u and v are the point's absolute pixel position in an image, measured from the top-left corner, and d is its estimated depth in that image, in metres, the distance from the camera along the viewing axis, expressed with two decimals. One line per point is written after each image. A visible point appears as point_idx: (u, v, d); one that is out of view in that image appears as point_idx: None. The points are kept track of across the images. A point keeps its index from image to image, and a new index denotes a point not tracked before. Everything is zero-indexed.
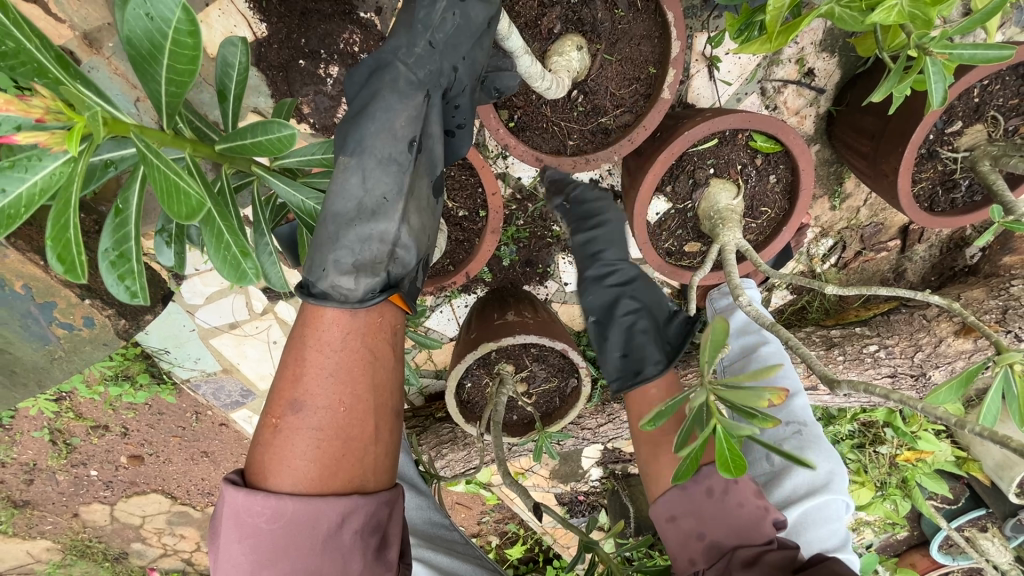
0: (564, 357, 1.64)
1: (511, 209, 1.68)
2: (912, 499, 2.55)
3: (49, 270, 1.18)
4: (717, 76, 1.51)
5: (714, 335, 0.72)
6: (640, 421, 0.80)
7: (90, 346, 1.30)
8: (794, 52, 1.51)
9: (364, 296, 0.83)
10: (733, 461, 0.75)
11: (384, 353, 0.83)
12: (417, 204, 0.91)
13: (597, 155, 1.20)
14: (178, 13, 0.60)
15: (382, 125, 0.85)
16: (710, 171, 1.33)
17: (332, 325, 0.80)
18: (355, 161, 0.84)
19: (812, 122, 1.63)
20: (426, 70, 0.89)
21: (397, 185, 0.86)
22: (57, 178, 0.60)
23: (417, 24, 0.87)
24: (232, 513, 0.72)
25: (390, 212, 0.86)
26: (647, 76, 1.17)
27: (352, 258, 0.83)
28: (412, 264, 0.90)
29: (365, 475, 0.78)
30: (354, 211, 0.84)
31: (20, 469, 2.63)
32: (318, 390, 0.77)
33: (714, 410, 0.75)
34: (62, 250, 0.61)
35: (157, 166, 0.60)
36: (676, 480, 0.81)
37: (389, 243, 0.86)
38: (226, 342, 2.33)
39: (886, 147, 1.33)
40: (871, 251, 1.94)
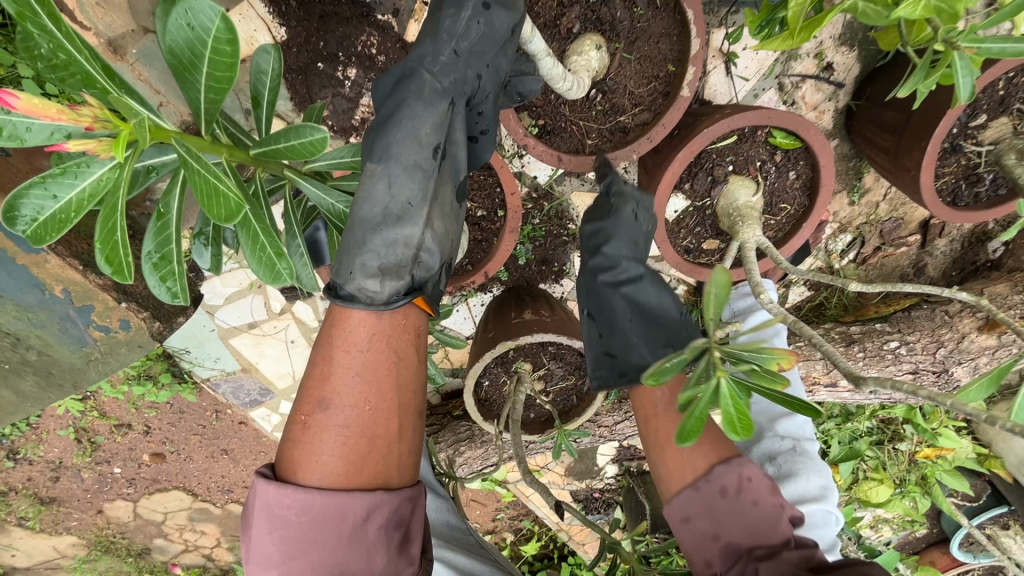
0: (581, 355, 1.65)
1: (527, 208, 1.69)
2: (932, 496, 2.52)
3: (88, 275, 1.21)
4: (734, 72, 1.51)
5: (717, 290, 0.73)
6: (645, 374, 0.72)
7: (126, 348, 1.34)
8: (813, 46, 1.50)
9: (389, 299, 0.83)
10: (741, 422, 0.75)
11: (408, 353, 0.84)
12: (440, 209, 0.91)
13: (615, 154, 1.20)
14: (217, 22, 0.61)
15: (407, 132, 0.86)
16: (729, 167, 1.32)
17: (359, 327, 0.81)
18: (381, 167, 0.84)
19: (830, 117, 1.61)
20: (450, 78, 0.89)
21: (422, 191, 0.86)
22: (104, 184, 0.62)
23: (442, 33, 0.88)
24: (262, 506, 0.74)
25: (414, 217, 0.86)
26: (665, 74, 1.17)
27: (378, 262, 0.84)
28: (434, 267, 0.91)
29: (391, 470, 0.79)
30: (380, 216, 0.84)
31: (46, 467, 2.69)
32: (345, 388, 0.78)
33: (720, 365, 0.74)
34: (110, 253, 0.63)
35: (198, 171, 0.62)
36: (679, 441, 0.78)
37: (413, 248, 0.86)
38: (245, 341, 2.36)
39: (909, 142, 1.31)
40: (890, 246, 1.92)
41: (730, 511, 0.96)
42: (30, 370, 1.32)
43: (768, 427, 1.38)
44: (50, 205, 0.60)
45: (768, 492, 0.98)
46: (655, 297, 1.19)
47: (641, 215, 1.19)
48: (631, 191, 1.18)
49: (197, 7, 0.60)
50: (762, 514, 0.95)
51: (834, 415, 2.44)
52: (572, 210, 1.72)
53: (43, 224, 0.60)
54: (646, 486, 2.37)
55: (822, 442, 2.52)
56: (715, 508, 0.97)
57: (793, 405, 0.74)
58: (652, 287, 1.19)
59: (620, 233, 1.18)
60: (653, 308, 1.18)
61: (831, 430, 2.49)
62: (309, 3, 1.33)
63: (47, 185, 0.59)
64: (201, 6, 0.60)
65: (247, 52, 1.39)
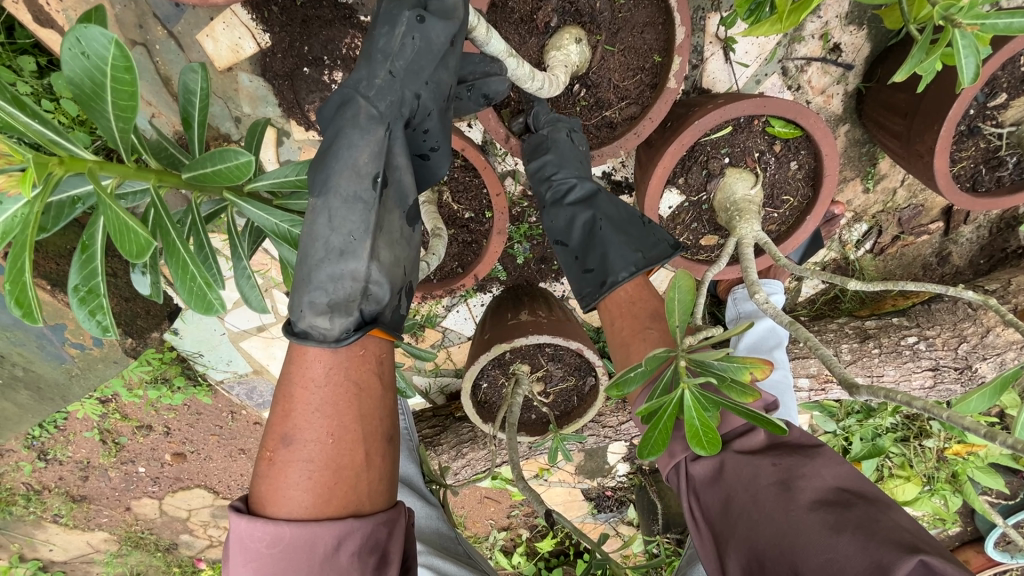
0: (580, 356, 1.62)
1: (522, 207, 1.66)
2: (963, 494, 2.41)
3: (56, 294, 1.22)
4: (733, 58, 1.43)
5: (681, 295, 0.74)
6: (606, 385, 0.75)
7: (103, 364, 1.38)
8: (818, 27, 1.42)
9: (341, 336, 0.81)
10: (707, 435, 0.73)
11: (370, 384, 0.84)
12: (388, 237, 0.87)
13: (603, 150, 1.18)
14: (112, 50, 0.61)
15: (344, 162, 0.82)
16: (725, 160, 1.26)
17: (316, 362, 0.81)
18: (321, 202, 0.81)
19: (840, 101, 1.52)
20: (387, 101, 0.85)
21: (364, 222, 0.82)
22: (16, 220, 0.61)
23: (376, 54, 0.85)
24: (236, 540, 0.75)
25: (358, 250, 0.82)
26: (652, 65, 1.11)
27: (326, 298, 0.81)
28: (387, 298, 0.87)
29: (361, 497, 0.80)
30: (323, 252, 0.82)
31: (75, 466, 2.81)
32: (306, 423, 0.78)
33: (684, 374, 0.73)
34: (20, 294, 0.61)
35: (107, 204, 0.61)
36: (644, 453, 0.77)
37: (361, 281, 0.83)
38: (255, 344, 2.40)
39: (920, 126, 1.23)
40: (910, 234, 1.82)
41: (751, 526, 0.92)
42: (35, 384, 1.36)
43: None
44: None
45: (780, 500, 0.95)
46: (617, 205, 1.18)
47: (579, 137, 1.15)
48: (562, 118, 1.16)
49: (88, 35, 0.60)
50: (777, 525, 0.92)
51: (855, 411, 2.35)
52: None
53: None
54: (657, 485, 2.32)
55: (844, 438, 2.43)
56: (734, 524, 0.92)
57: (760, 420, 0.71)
58: (611, 199, 1.19)
59: (568, 159, 1.14)
60: (616, 216, 1.17)
61: (852, 426, 2.40)
62: (290, 8, 1.32)
63: None
64: (92, 33, 0.60)
65: (233, 60, 1.39)
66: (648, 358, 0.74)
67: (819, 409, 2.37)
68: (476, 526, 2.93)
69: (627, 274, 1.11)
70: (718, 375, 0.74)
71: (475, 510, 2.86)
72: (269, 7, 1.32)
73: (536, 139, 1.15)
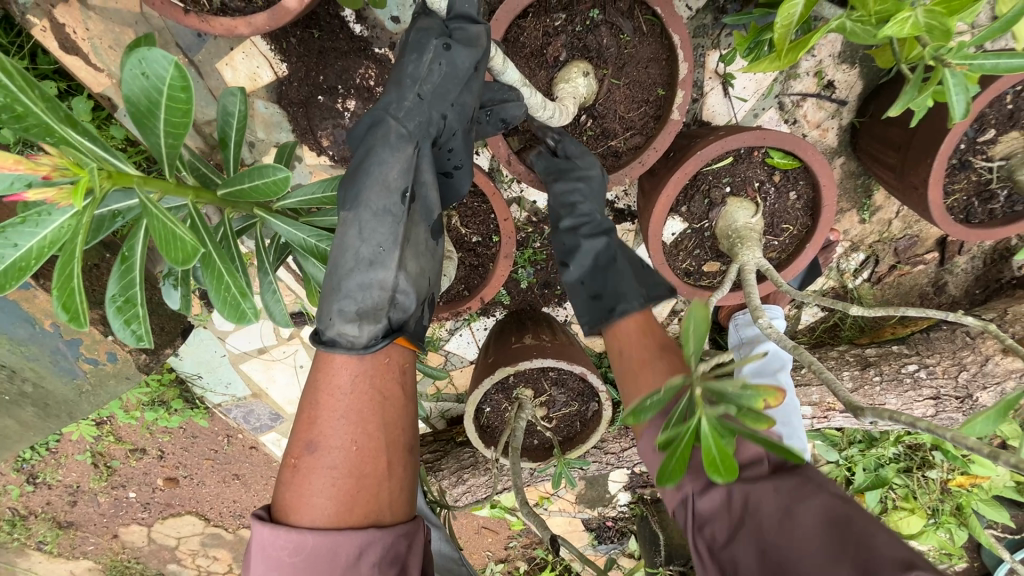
0: (584, 381, 1.62)
1: (527, 232, 1.69)
2: (969, 528, 2.39)
3: (83, 309, 1.23)
4: (732, 93, 1.49)
5: (695, 322, 0.72)
6: (622, 411, 0.75)
7: (114, 380, 1.36)
8: (812, 65, 1.48)
9: (369, 342, 0.85)
10: (723, 463, 0.70)
11: (393, 392, 0.86)
12: (414, 250, 0.92)
13: (608, 177, 1.20)
14: (171, 72, 0.64)
15: (376, 178, 0.86)
16: (726, 189, 1.30)
17: (343, 370, 0.83)
18: (352, 214, 0.85)
19: (835, 135, 1.58)
20: (415, 121, 0.91)
21: (392, 235, 0.87)
22: (65, 230, 0.63)
23: (406, 78, 0.91)
24: (257, 551, 0.74)
25: (386, 260, 0.86)
26: (656, 98, 1.16)
27: (355, 306, 0.85)
28: (412, 307, 0.91)
29: (382, 507, 0.79)
30: (352, 263, 0.85)
31: (64, 491, 2.76)
32: (331, 431, 0.80)
33: (698, 401, 0.72)
34: (67, 300, 0.63)
35: (155, 215, 0.63)
36: (660, 483, 0.74)
37: (389, 290, 0.87)
38: (256, 366, 2.40)
39: (914, 159, 1.28)
40: (906, 264, 1.85)
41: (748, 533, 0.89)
42: (45, 396, 1.35)
43: None
44: (10, 253, 0.62)
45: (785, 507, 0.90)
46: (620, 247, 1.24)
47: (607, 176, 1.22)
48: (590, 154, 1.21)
49: (150, 58, 0.63)
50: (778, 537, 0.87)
51: (857, 440, 2.34)
52: None
53: (2, 274, 0.61)
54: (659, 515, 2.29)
55: (847, 469, 2.41)
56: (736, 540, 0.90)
57: (779, 450, 0.66)
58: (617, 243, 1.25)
59: (593, 192, 1.19)
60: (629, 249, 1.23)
61: (855, 456, 2.38)
62: (308, 39, 1.37)
63: (8, 234, 0.61)
64: (155, 56, 0.63)
65: (250, 88, 1.44)
66: (666, 387, 0.72)
67: (821, 438, 2.35)
68: (474, 558, 2.87)
69: (637, 303, 1.15)
70: (734, 403, 0.71)
71: (473, 541, 2.81)
72: (287, 39, 1.37)
73: (565, 166, 1.17)
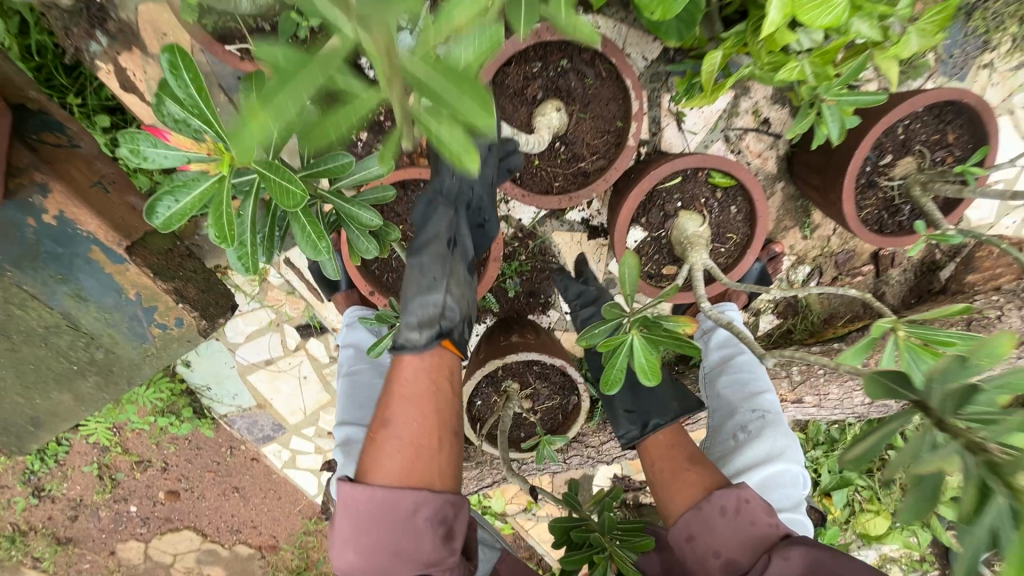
0: (565, 376, 1.83)
1: (514, 247, 1.93)
2: (931, 527, 2.55)
3: (157, 281, 1.49)
4: (685, 128, 1.78)
5: (628, 268, 1.16)
6: (578, 337, 1.15)
7: (178, 343, 1.60)
8: (750, 105, 1.78)
9: (427, 343, 1.19)
10: (649, 367, 1.07)
11: (444, 388, 1.16)
12: (457, 280, 1.29)
13: (579, 193, 1.46)
14: None
15: (430, 234, 1.29)
16: (678, 204, 1.56)
17: (410, 369, 1.16)
18: (415, 258, 1.26)
19: (774, 162, 1.87)
20: (455, 196, 1.33)
21: (441, 269, 1.26)
22: (207, 193, 0.89)
23: (445, 170, 1.33)
24: (344, 501, 1.01)
25: (437, 286, 1.24)
26: (616, 129, 1.44)
27: (417, 318, 1.21)
28: (457, 320, 1.27)
29: (435, 475, 1.04)
30: (415, 288, 1.23)
31: (67, 504, 2.84)
32: (401, 413, 1.09)
33: (633, 327, 1.09)
34: (221, 235, 0.89)
35: (272, 178, 0.86)
36: (606, 387, 1.12)
37: (440, 307, 1.23)
38: (262, 377, 2.56)
39: (832, 179, 1.55)
40: (847, 276, 2.12)
41: (729, 527, 1.24)
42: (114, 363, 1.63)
43: (744, 403, 1.70)
44: (173, 206, 0.87)
45: (764, 513, 1.25)
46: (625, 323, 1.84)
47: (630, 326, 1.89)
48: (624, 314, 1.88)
49: None
50: (759, 531, 1.22)
51: (821, 443, 2.53)
52: (554, 247, 1.96)
53: (168, 219, 0.87)
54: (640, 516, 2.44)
55: (814, 472, 2.59)
56: (716, 524, 1.25)
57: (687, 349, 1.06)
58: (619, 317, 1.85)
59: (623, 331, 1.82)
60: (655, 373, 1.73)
61: (821, 458, 2.57)
62: None
63: (174, 193, 0.87)
64: None
65: None
66: (603, 311, 1.11)
67: None
68: None
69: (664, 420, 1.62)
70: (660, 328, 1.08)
71: None
72: None
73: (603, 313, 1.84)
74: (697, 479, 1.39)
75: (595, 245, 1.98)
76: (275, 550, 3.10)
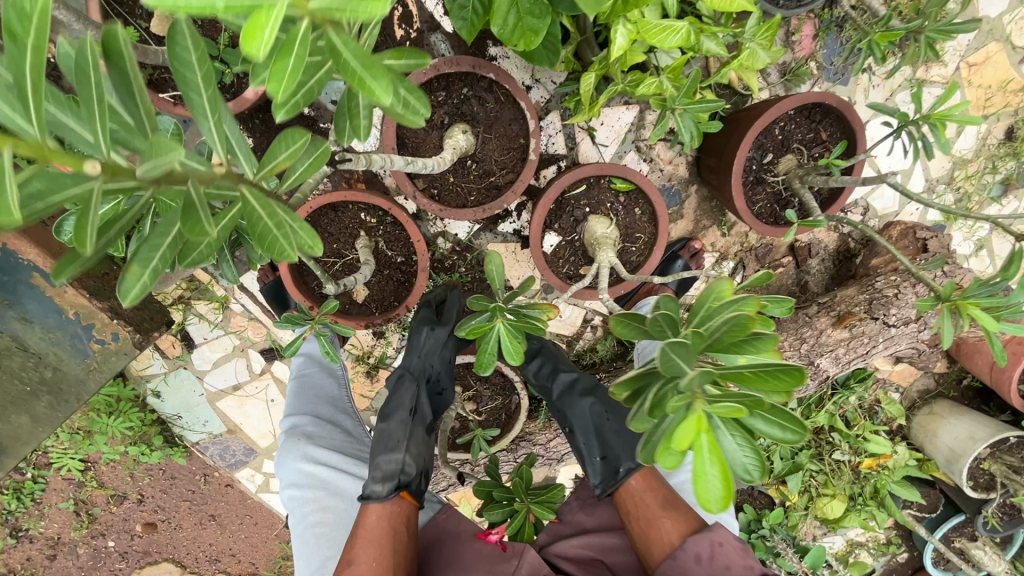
0: (504, 377, 1.95)
1: (454, 261, 2.08)
2: (886, 508, 2.62)
3: (93, 301, 1.62)
4: (597, 142, 1.96)
5: (495, 266, 1.33)
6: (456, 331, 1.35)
7: (116, 356, 1.70)
8: (654, 118, 1.97)
9: (388, 495, 1.48)
10: (513, 350, 1.33)
11: (400, 532, 1.44)
12: (415, 442, 1.60)
13: (492, 204, 1.61)
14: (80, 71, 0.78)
15: (399, 402, 1.67)
16: (587, 210, 1.72)
17: (374, 514, 1.44)
18: (385, 422, 1.62)
19: (684, 168, 2.05)
20: (419, 370, 1.71)
21: (403, 432, 1.57)
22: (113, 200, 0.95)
23: (415, 348, 1.75)
24: None
25: (398, 446, 1.55)
26: (520, 146, 1.60)
27: (380, 473, 1.50)
28: (414, 473, 1.55)
29: None
30: (382, 447, 1.55)
31: (46, 543, 2.90)
32: (363, 554, 1.36)
33: (499, 317, 1.33)
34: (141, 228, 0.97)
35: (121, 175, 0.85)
36: (481, 370, 1.36)
37: (398, 465, 1.52)
38: (230, 403, 2.67)
39: (724, 179, 1.72)
40: (769, 268, 2.27)
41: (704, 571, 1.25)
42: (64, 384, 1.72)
43: None
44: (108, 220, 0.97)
45: (739, 556, 1.28)
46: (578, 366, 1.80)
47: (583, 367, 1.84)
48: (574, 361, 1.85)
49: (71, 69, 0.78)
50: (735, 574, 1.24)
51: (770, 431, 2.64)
52: (491, 258, 2.10)
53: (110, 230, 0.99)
54: None
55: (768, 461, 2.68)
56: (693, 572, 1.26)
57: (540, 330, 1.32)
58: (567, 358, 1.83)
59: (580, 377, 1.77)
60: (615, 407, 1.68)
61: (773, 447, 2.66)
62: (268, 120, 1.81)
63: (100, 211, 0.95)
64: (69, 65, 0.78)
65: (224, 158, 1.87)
66: (471, 305, 1.33)
67: None
68: None
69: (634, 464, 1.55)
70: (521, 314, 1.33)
71: None
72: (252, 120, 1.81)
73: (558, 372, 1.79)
74: (676, 522, 1.39)
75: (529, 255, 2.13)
76: None
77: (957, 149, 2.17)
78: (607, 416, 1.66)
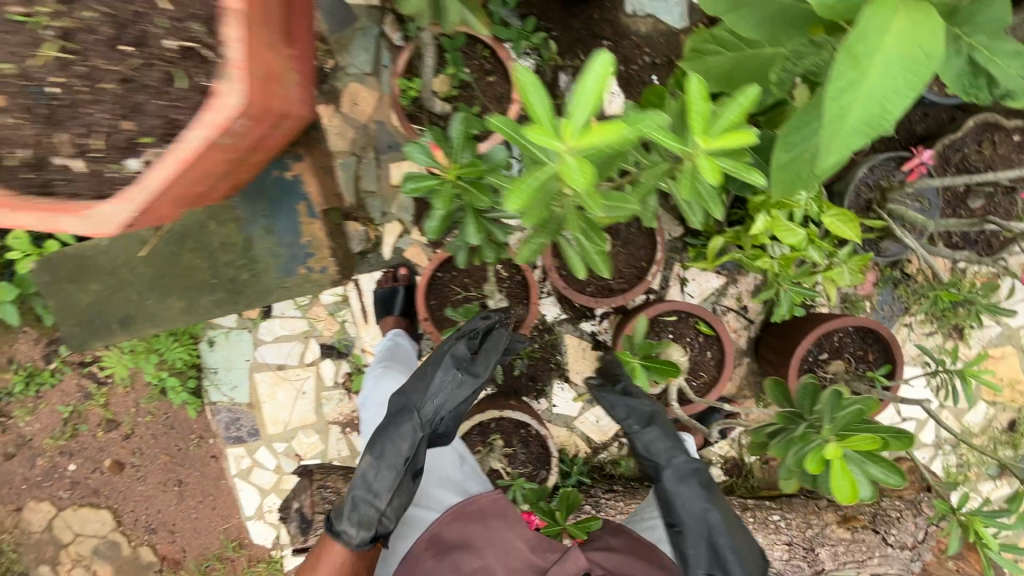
0: (541, 448, 2.13)
1: (533, 335, 2.38)
2: None
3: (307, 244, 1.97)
4: (685, 290, 2.34)
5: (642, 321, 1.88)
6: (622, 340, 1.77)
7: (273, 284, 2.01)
8: (736, 291, 2.36)
9: (359, 542, 1.59)
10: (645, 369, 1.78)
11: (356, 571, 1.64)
12: (401, 492, 1.65)
13: (602, 300, 1.94)
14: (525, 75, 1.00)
15: (394, 445, 1.66)
16: (669, 336, 2.04)
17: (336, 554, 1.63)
18: (372, 462, 1.65)
19: (745, 340, 2.40)
20: (425, 416, 1.72)
21: (389, 483, 1.63)
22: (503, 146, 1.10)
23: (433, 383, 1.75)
24: None
25: (380, 495, 1.61)
26: (641, 267, 1.99)
27: (355, 519, 1.60)
28: (392, 525, 1.62)
29: None
30: (362, 490, 1.62)
31: (15, 439, 2.86)
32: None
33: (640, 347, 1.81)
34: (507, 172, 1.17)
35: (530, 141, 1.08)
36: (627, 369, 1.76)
37: (377, 513, 1.60)
38: (266, 379, 2.81)
39: (783, 358, 2.06)
40: None
41: None
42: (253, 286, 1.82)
43: None
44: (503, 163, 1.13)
45: None
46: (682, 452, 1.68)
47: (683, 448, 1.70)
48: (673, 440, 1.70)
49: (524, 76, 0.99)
50: None
51: None
52: (563, 346, 2.40)
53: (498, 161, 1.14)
54: None
55: None
56: None
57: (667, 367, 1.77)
58: (660, 441, 1.69)
59: (683, 464, 1.67)
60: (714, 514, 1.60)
61: None
62: None
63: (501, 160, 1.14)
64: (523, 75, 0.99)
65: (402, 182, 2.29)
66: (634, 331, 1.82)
67: None
68: None
69: None
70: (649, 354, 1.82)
71: None
72: None
73: (660, 449, 1.69)
74: None
75: (594, 356, 2.42)
76: (176, 567, 3.00)
77: (965, 420, 2.51)
78: (714, 523, 1.58)
